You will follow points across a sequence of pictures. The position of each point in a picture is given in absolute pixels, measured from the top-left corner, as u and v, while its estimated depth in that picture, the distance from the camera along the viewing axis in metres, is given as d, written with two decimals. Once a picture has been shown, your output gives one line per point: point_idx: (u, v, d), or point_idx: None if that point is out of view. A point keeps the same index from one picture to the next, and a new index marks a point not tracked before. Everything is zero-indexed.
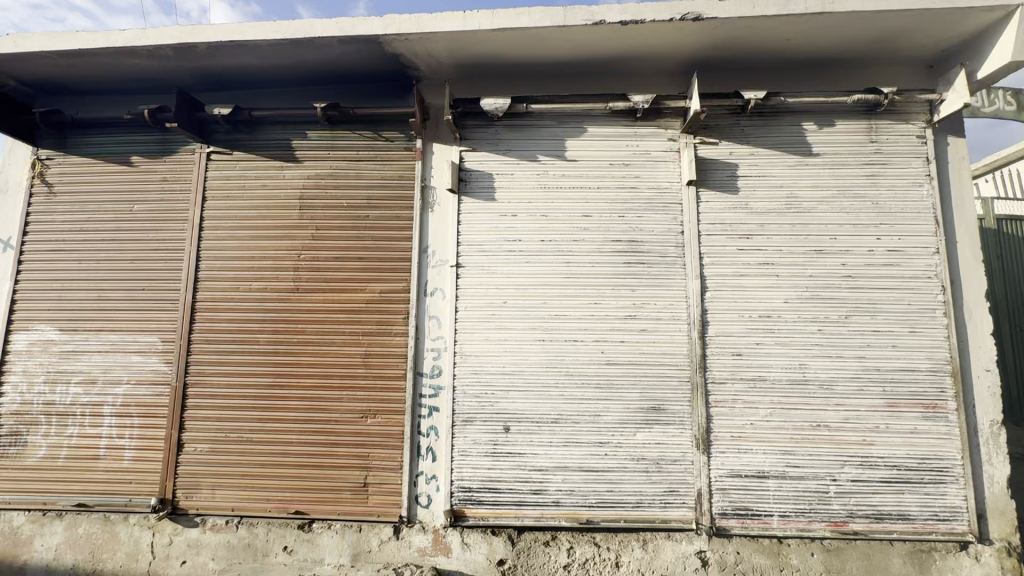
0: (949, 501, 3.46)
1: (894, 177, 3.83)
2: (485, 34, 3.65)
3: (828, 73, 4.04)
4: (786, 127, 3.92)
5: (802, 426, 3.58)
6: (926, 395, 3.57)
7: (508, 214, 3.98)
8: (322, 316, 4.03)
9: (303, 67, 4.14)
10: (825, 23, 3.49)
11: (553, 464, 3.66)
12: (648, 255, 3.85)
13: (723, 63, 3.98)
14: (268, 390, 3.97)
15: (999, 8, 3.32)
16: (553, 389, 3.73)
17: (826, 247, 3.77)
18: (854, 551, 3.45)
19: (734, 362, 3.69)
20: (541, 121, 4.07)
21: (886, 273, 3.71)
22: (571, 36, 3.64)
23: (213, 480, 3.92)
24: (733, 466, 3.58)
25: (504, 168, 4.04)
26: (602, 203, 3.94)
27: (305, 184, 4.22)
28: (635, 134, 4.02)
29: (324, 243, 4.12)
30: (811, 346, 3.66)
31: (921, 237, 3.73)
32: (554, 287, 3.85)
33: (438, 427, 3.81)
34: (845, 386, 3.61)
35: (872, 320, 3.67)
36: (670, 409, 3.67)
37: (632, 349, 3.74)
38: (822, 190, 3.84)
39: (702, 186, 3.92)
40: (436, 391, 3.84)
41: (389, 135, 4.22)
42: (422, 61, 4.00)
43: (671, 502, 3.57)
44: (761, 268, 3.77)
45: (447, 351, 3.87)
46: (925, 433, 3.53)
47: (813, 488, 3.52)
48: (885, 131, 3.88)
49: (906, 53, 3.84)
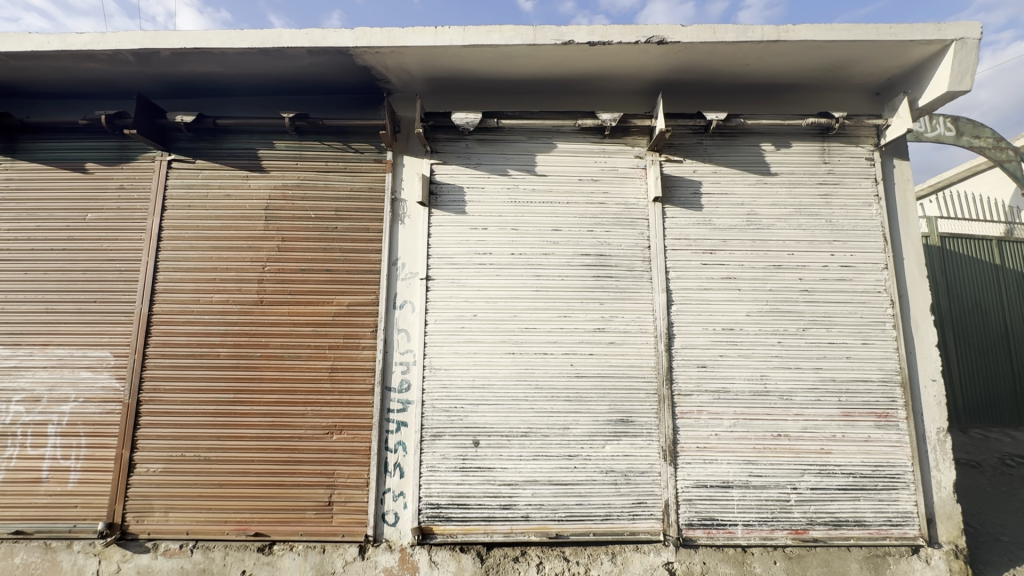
0: (901, 506, 3.61)
1: (846, 196, 4.03)
2: (457, 50, 3.68)
3: (784, 97, 4.25)
4: (746, 148, 4.10)
5: (764, 436, 3.68)
6: (878, 405, 3.73)
7: (478, 228, 3.99)
8: (287, 329, 3.93)
9: (271, 76, 4.08)
10: (780, 50, 3.68)
11: (523, 478, 3.64)
12: (616, 269, 3.93)
13: (687, 85, 4.13)
14: (228, 407, 3.83)
15: (937, 41, 3.58)
16: (523, 402, 3.73)
17: (784, 262, 3.92)
18: (814, 558, 3.53)
19: (699, 374, 3.77)
20: (512, 136, 4.12)
21: (839, 287, 3.89)
22: (541, 54, 3.72)
23: (168, 502, 3.73)
24: (699, 476, 3.64)
25: (475, 182, 4.06)
26: (571, 217, 4.00)
27: (271, 195, 4.13)
28: (603, 150, 4.11)
29: (290, 254, 4.03)
30: (772, 358, 3.79)
31: (871, 254, 3.94)
32: (524, 300, 3.87)
33: (406, 443, 3.74)
34: (804, 396, 3.73)
35: (828, 333, 3.83)
36: (637, 421, 3.71)
37: (601, 361, 3.79)
38: (780, 208, 4.01)
39: (667, 202, 4.04)
40: (404, 405, 3.79)
41: (359, 147, 4.19)
42: (394, 74, 4.01)
43: (639, 514, 3.60)
44: (723, 282, 3.90)
45: (416, 365, 3.82)
46: (878, 441, 3.68)
47: (775, 497, 3.61)
48: (836, 153, 4.10)
49: (855, 81, 4.08)
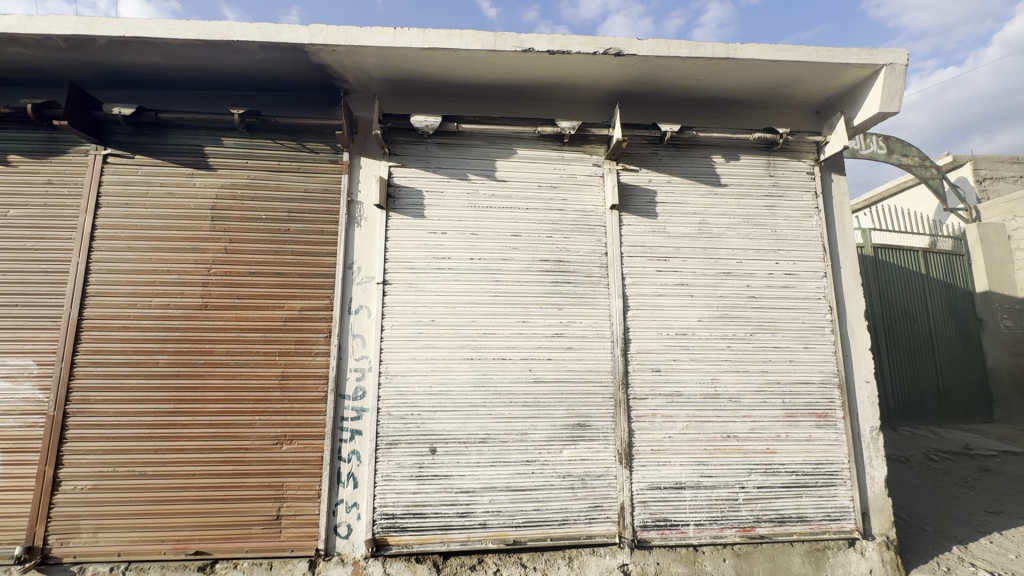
0: (839, 501, 3.81)
1: (789, 208, 4.25)
2: (416, 52, 3.64)
3: (734, 112, 4.44)
4: (697, 159, 4.26)
5: (714, 437, 3.81)
6: (819, 405, 3.93)
7: (437, 232, 3.95)
8: (233, 335, 3.74)
9: (220, 71, 3.90)
10: (729, 67, 3.85)
11: (480, 484, 3.60)
12: (573, 275, 3.97)
13: (643, 97, 4.25)
14: (168, 418, 3.60)
15: (869, 65, 3.84)
16: (481, 408, 3.70)
17: (733, 270, 4.09)
18: (760, 554, 3.66)
19: (654, 378, 3.87)
20: (472, 141, 4.11)
21: (784, 294, 4.09)
22: (500, 60, 3.74)
23: (97, 522, 3.46)
24: (653, 478, 3.72)
25: (433, 185, 4.02)
26: (531, 223, 4.02)
27: (219, 194, 3.94)
28: (563, 158, 4.17)
29: (238, 256, 3.85)
30: (721, 362, 3.93)
31: (812, 263, 4.16)
32: (483, 305, 3.85)
33: (360, 452, 3.63)
34: (751, 398, 3.89)
35: (773, 337, 4.01)
36: (594, 424, 3.76)
37: (559, 366, 3.82)
38: (729, 218, 4.18)
39: (624, 210, 4.13)
40: (358, 414, 3.68)
41: (314, 147, 4.07)
42: (351, 74, 3.92)
43: (595, 518, 3.63)
44: (677, 288, 4.02)
45: (371, 371, 3.72)
46: (818, 440, 3.88)
47: (724, 496, 3.74)
48: (781, 167, 4.32)
49: (797, 99, 4.32)
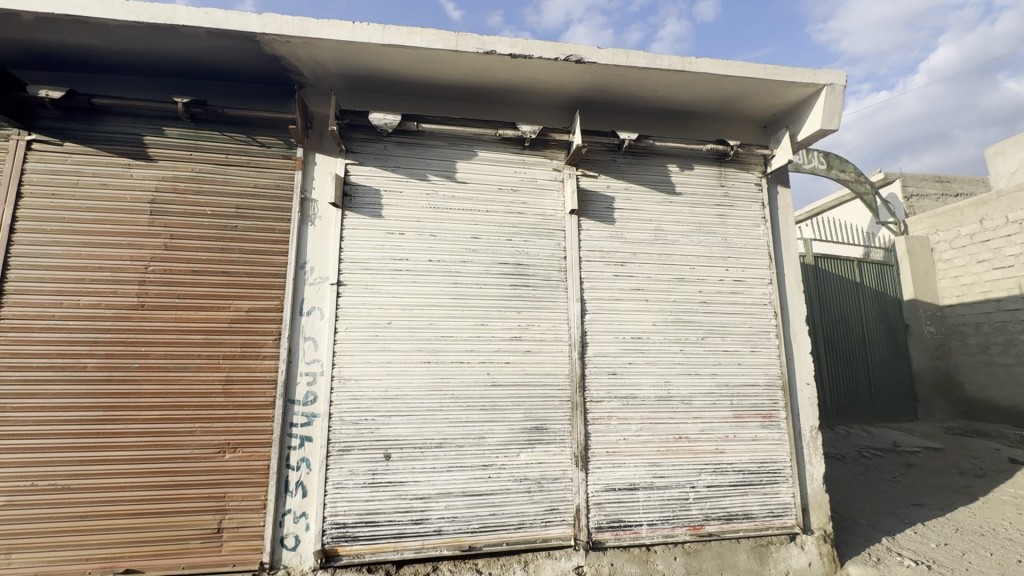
0: (782, 498, 3.99)
1: (739, 218, 4.44)
2: (376, 48, 3.56)
3: (688, 123, 4.59)
4: (653, 167, 4.38)
5: (667, 439, 3.91)
6: (764, 407, 4.11)
7: (395, 232, 3.87)
8: (172, 337, 3.52)
9: (163, 56, 3.67)
10: (684, 79, 3.98)
11: (436, 490, 3.54)
12: (532, 278, 3.99)
13: (602, 104, 4.33)
14: (96, 426, 3.33)
15: (812, 84, 4.07)
16: (437, 412, 3.64)
17: (686, 276, 4.22)
18: (709, 552, 3.77)
19: (610, 381, 3.93)
20: (432, 141, 4.05)
21: (733, 300, 4.26)
22: (463, 61, 3.71)
23: (10, 541, 3.15)
24: (608, 480, 3.78)
25: (392, 185, 3.93)
26: (490, 226, 4.01)
27: (159, 186, 3.71)
28: (523, 161, 4.18)
29: (180, 253, 3.63)
30: (674, 365, 4.04)
31: (759, 270, 4.36)
32: (441, 308, 3.80)
33: (310, 459, 3.49)
34: (702, 400, 4.02)
35: (723, 341, 4.16)
36: (551, 428, 3.78)
37: (517, 369, 3.81)
38: (683, 225, 4.32)
39: (583, 215, 4.18)
40: (309, 419, 3.54)
41: (265, 141, 3.90)
42: (306, 67, 3.79)
43: (551, 520, 3.64)
44: (633, 293, 4.11)
45: (323, 375, 3.59)
46: (763, 440, 4.05)
47: (676, 496, 3.83)
48: (731, 177, 4.50)
49: (746, 113, 4.52)
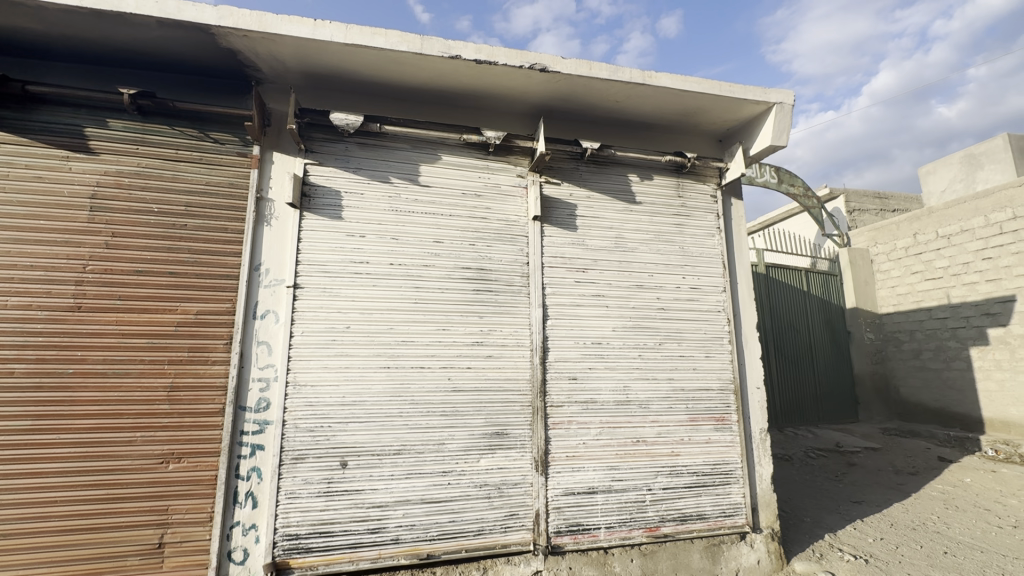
0: (733, 498, 4.13)
1: (695, 227, 4.60)
2: (338, 47, 3.49)
3: (648, 134, 4.73)
4: (614, 177, 4.48)
5: (625, 443, 3.98)
6: (717, 410, 4.26)
7: (355, 235, 3.79)
8: (112, 341, 3.31)
9: (108, 44, 3.49)
10: (645, 92, 4.10)
11: (394, 498, 3.47)
12: (495, 283, 3.99)
13: (566, 113, 4.40)
14: (22, 437, 3.09)
15: (763, 102, 4.27)
16: (397, 418, 3.58)
17: (645, 283, 4.33)
18: (664, 553, 3.86)
19: (570, 386, 3.98)
20: (395, 143, 4.00)
21: (689, 307, 4.40)
22: (428, 65, 3.70)
23: None
24: (568, 484, 3.81)
25: (353, 186, 3.86)
26: (453, 230, 3.99)
27: (101, 181, 3.50)
28: (487, 166, 4.19)
29: (122, 252, 3.43)
30: (633, 370, 4.13)
31: (714, 278, 4.53)
32: (402, 312, 3.75)
33: (261, 468, 3.36)
34: (659, 404, 4.13)
35: (679, 346, 4.29)
36: (511, 433, 3.78)
37: (478, 375, 3.80)
38: (642, 234, 4.43)
39: (545, 221, 4.23)
40: (261, 427, 3.41)
41: (219, 137, 3.75)
42: (264, 62, 3.67)
43: (511, 526, 3.63)
44: (593, 299, 4.18)
45: (277, 381, 3.48)
46: (716, 442, 4.19)
47: (633, 499, 3.91)
48: (688, 188, 4.66)
49: (703, 127, 4.70)
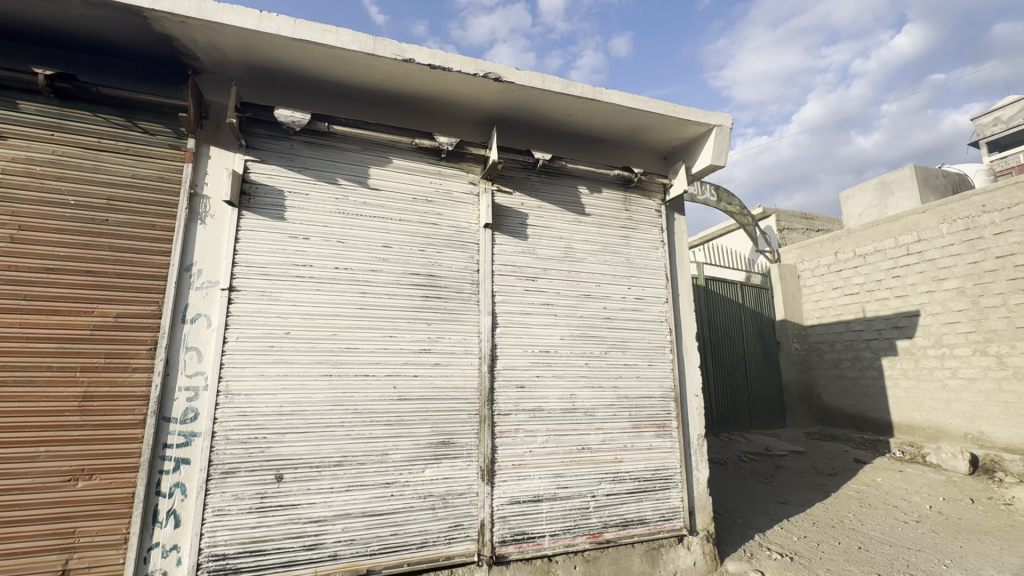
0: (672, 502, 4.28)
1: (641, 240, 4.76)
2: (285, 41, 3.36)
3: (597, 148, 4.87)
4: (565, 188, 4.57)
5: (571, 450, 4.04)
6: (659, 417, 4.41)
7: (298, 237, 3.64)
8: (14, 346, 2.98)
9: (22, 19, 3.18)
10: (595, 107, 4.22)
11: (333, 512, 3.32)
12: (444, 290, 3.95)
13: (519, 123, 4.45)
14: None
15: (704, 124, 4.51)
16: (338, 428, 3.44)
17: (592, 293, 4.44)
18: (606, 558, 3.92)
19: (518, 394, 3.99)
20: (344, 144, 3.89)
21: (634, 316, 4.54)
22: (380, 66, 3.63)
23: None
24: (513, 493, 3.81)
25: (297, 186, 3.71)
26: (403, 235, 3.92)
27: (7, 168, 3.16)
28: (439, 172, 4.15)
29: (30, 247, 3.11)
30: (579, 378, 4.21)
31: (657, 289, 4.71)
32: (347, 318, 3.62)
33: (186, 484, 3.12)
34: (603, 411, 4.22)
35: (624, 355, 4.42)
36: (458, 442, 3.73)
37: (425, 383, 3.73)
38: (591, 245, 4.54)
39: (497, 229, 4.24)
40: (187, 439, 3.18)
41: (148, 127, 3.49)
42: (203, 52, 3.47)
43: (455, 537, 3.57)
44: (542, 308, 4.23)
45: (207, 390, 3.26)
46: (657, 448, 4.34)
47: (577, 505, 3.96)
48: (635, 202, 4.83)
49: (649, 144, 4.89)
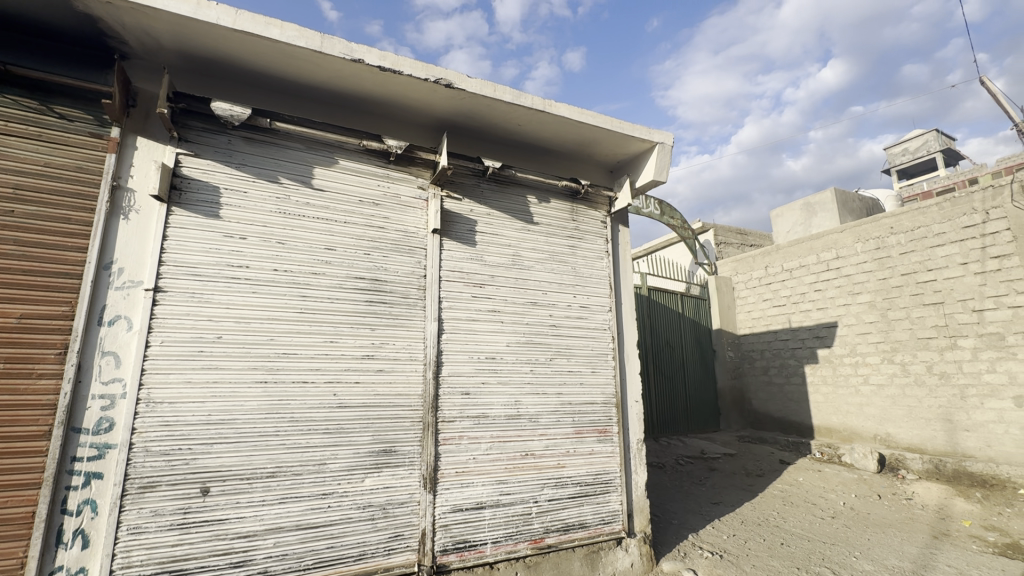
0: (611, 506, 4.39)
1: (587, 250, 4.90)
2: (225, 32, 3.21)
3: (546, 159, 4.98)
4: (514, 197, 4.63)
5: (514, 456, 4.06)
6: (600, 423, 4.52)
7: (234, 236, 3.46)
8: None
9: None
10: (545, 119, 4.32)
11: (264, 526, 3.16)
12: (390, 295, 3.88)
13: (469, 130, 4.48)
14: None
15: (647, 141, 4.72)
16: (272, 438, 3.28)
17: (539, 300, 4.51)
18: (548, 564, 3.96)
19: (462, 402, 3.97)
20: (287, 142, 3.75)
21: (578, 324, 4.65)
22: (327, 64, 3.54)
23: None
24: (456, 500, 3.78)
25: (234, 183, 3.54)
26: (347, 238, 3.82)
27: None
28: (387, 175, 4.09)
29: None
30: (524, 385, 4.25)
31: (601, 298, 4.85)
32: (285, 322, 3.48)
33: (97, 501, 2.87)
34: (547, 418, 4.28)
35: (568, 361, 4.51)
36: (400, 450, 3.66)
37: (367, 390, 3.63)
38: (539, 253, 4.62)
39: (445, 235, 4.23)
40: (100, 451, 2.93)
41: (66, 113, 3.22)
42: (132, 36, 3.25)
43: (395, 548, 3.49)
44: (489, 314, 4.25)
45: (125, 398, 3.02)
46: (599, 453, 4.45)
47: (519, 511, 3.98)
48: (581, 213, 4.97)
49: (595, 157, 5.06)
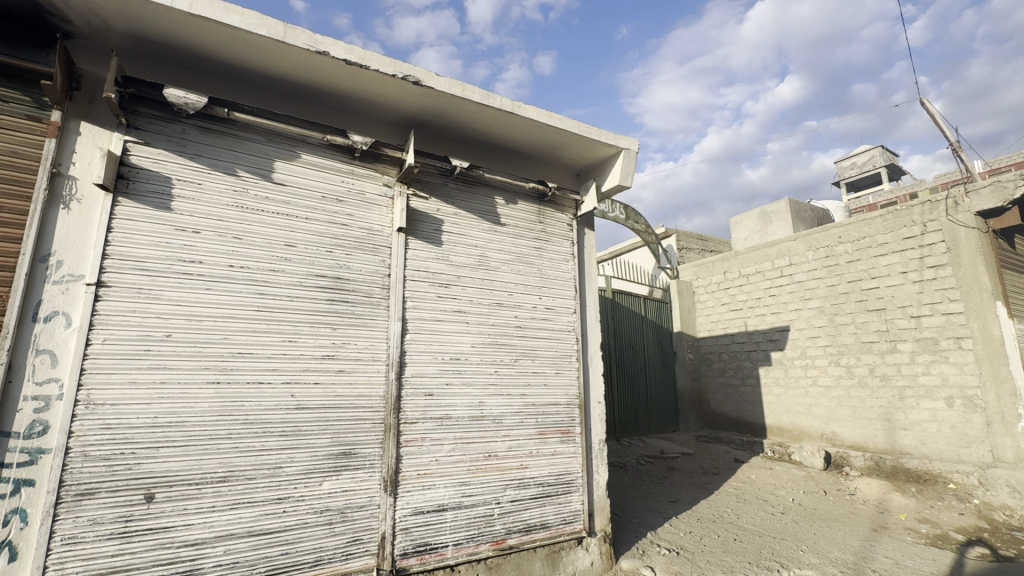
0: (573, 506, 4.44)
1: (553, 252, 4.94)
2: (181, 16, 3.07)
3: (513, 160, 4.99)
4: (482, 197, 4.62)
5: (477, 458, 4.05)
6: (564, 423, 4.57)
7: (186, 229, 3.30)
8: None
9: None
10: (513, 120, 4.33)
11: (213, 533, 3.03)
12: (352, 294, 3.79)
13: (437, 128, 4.43)
14: None
15: (613, 146, 4.80)
16: (224, 441, 3.15)
17: (505, 301, 4.51)
18: (509, 564, 3.96)
19: (425, 403, 3.93)
20: (246, 133, 3.61)
21: (543, 326, 4.68)
22: (289, 55, 3.44)
23: None
24: (417, 503, 3.73)
25: (188, 174, 3.38)
26: (309, 235, 3.71)
27: None
28: (352, 171, 4.00)
29: None
30: (488, 386, 4.24)
31: (566, 300, 4.90)
32: (240, 320, 3.34)
33: (27, 510, 2.68)
34: (511, 419, 4.29)
35: (533, 362, 4.53)
36: (360, 452, 3.58)
37: (326, 391, 3.54)
38: (505, 254, 4.62)
39: (410, 234, 4.17)
40: (32, 457, 2.73)
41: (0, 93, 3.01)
42: (77, 14, 3.05)
43: (353, 553, 3.41)
44: (454, 315, 4.22)
45: (61, 399, 2.83)
46: (562, 453, 4.49)
47: (482, 513, 3.97)
48: (548, 216, 5.01)
49: (562, 160, 5.11)
